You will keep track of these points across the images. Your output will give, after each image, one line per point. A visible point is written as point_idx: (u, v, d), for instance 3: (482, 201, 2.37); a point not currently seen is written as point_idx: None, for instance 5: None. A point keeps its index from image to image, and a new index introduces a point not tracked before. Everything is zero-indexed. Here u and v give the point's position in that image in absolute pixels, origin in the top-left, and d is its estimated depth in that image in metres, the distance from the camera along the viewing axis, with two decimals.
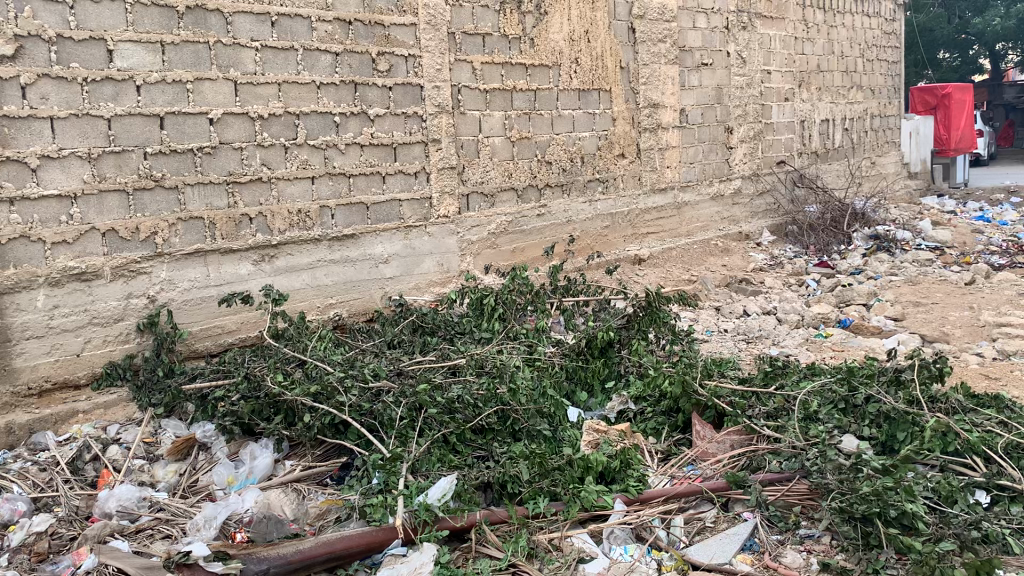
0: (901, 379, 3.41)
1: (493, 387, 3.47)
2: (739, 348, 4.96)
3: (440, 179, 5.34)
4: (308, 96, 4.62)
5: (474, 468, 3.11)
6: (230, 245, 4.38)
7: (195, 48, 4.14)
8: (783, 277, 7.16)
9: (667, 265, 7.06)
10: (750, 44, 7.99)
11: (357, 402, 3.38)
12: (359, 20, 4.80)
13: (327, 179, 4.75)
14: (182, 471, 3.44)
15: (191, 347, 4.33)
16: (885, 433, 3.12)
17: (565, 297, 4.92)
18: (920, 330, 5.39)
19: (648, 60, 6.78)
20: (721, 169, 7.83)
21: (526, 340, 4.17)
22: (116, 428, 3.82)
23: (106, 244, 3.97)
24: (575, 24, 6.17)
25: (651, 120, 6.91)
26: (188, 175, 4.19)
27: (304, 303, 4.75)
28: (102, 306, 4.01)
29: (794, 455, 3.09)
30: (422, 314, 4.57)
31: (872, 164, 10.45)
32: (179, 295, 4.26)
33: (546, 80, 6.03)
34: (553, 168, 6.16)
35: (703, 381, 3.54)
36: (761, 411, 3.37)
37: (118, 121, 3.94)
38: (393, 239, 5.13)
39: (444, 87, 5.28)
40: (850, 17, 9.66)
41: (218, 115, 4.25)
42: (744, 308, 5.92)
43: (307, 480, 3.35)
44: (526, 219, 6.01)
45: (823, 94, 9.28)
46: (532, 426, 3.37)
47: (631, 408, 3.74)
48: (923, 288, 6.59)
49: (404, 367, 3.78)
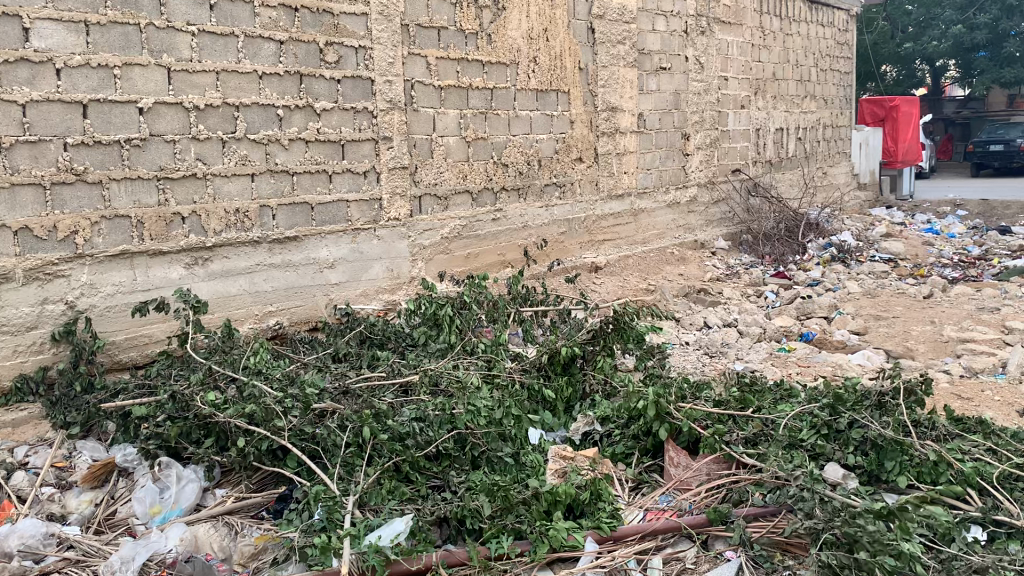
0: (884, 403, 3.21)
1: (449, 408, 3.19)
2: (702, 364, 4.74)
3: (391, 179, 5.01)
4: (249, 87, 4.25)
5: (430, 502, 2.82)
6: (160, 247, 4.01)
7: (124, 30, 3.76)
8: (741, 287, 6.99)
9: (624, 273, 6.84)
10: (708, 49, 7.83)
11: (299, 426, 3.06)
12: (305, 8, 4.46)
13: (269, 176, 4.40)
14: (98, 501, 3.06)
15: (114, 358, 3.94)
16: (873, 461, 2.95)
17: (524, 306, 4.65)
18: (885, 344, 5.26)
19: (607, 62, 6.56)
20: (678, 175, 7.65)
21: (484, 356, 3.90)
22: (23, 450, 3.40)
23: (19, 243, 3.57)
24: (534, 21, 5.91)
25: (609, 124, 6.68)
26: (113, 169, 3.80)
27: (241, 311, 4.37)
28: (11, 313, 3.61)
29: (778, 488, 2.83)
30: (371, 324, 4.29)
31: (824, 175, 10.42)
32: (102, 302, 3.86)
33: (503, 78, 5.75)
34: (509, 170, 5.88)
35: (676, 403, 3.29)
36: (739, 436, 3.14)
37: (34, 108, 3.54)
38: (340, 243, 4.80)
39: (396, 82, 4.96)
40: (805, 26, 9.62)
41: (148, 105, 3.87)
42: (705, 320, 5.72)
43: (240, 513, 2.98)
44: (480, 224, 5.72)
45: (778, 102, 9.19)
46: (493, 452, 3.09)
47: (597, 430, 3.49)
48: (883, 301, 6.49)
49: (351, 385, 3.47)
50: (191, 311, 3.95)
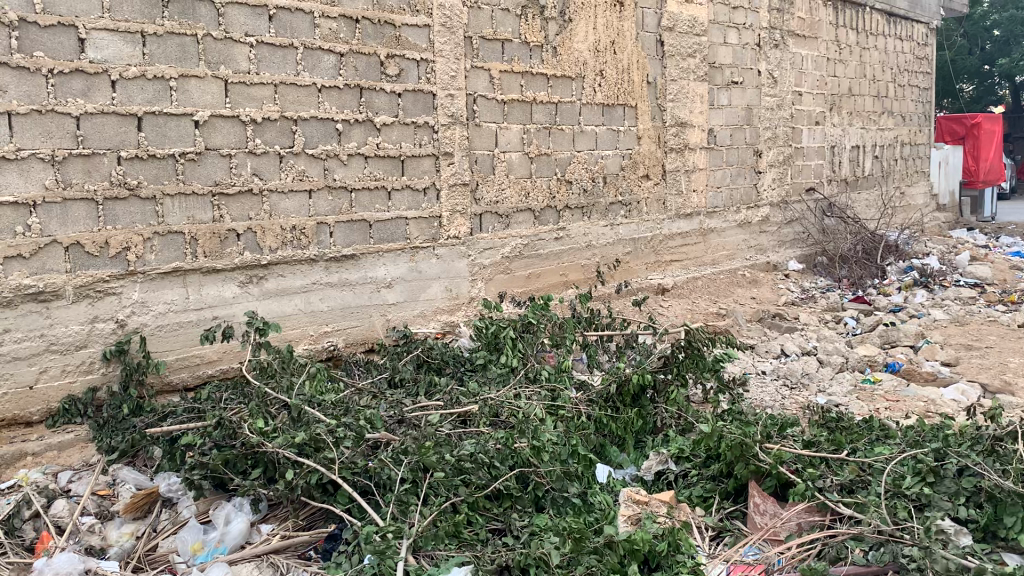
0: (999, 450, 2.86)
1: (512, 442, 2.95)
2: (782, 396, 4.41)
3: (451, 197, 4.82)
4: (308, 100, 4.10)
5: (489, 548, 2.59)
6: (214, 264, 3.86)
7: (181, 41, 3.64)
8: (818, 312, 6.60)
9: (693, 296, 6.52)
10: (782, 63, 7.50)
11: (351, 459, 2.85)
12: (366, 19, 4.30)
13: (327, 193, 4.24)
14: (139, 533, 2.89)
15: (165, 379, 3.80)
16: (988, 516, 2.61)
17: (588, 331, 4.38)
18: (980, 377, 4.85)
19: (676, 76, 6.28)
20: (749, 194, 7.31)
21: (548, 385, 3.67)
22: (67, 474, 3.25)
23: (70, 259, 3.45)
24: (601, 34, 5.68)
25: (677, 140, 6.40)
26: (167, 184, 3.67)
27: (296, 331, 4.21)
28: (61, 331, 3.48)
29: (880, 544, 2.55)
30: (429, 347, 4.08)
31: (902, 195, 9.93)
32: (153, 320, 3.72)
33: (568, 92, 5.52)
34: (573, 187, 5.64)
35: (763, 444, 2.97)
36: (834, 482, 2.81)
37: (89, 121, 3.43)
38: (397, 262, 4.60)
39: (458, 95, 4.77)
40: (883, 39, 9.21)
41: (205, 118, 3.74)
42: (782, 348, 5.37)
43: (286, 552, 2.78)
44: (543, 242, 5.48)
45: (854, 118, 8.78)
46: (558, 492, 2.89)
47: (672, 470, 3.22)
48: (972, 329, 6.04)
49: (407, 415, 3.28)
50: (256, 335, 3.80)
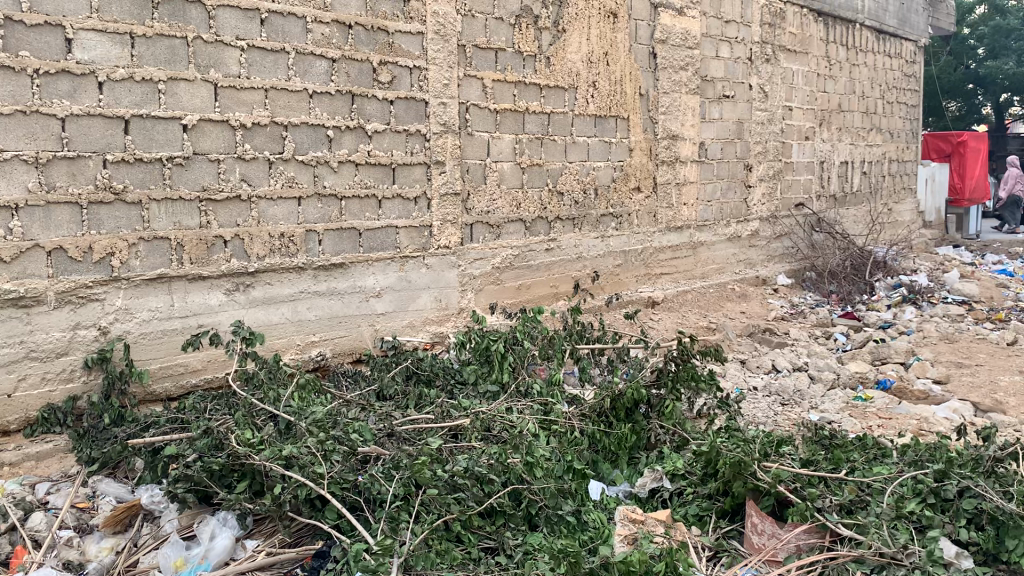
0: (999, 470, 2.83)
1: (506, 458, 2.90)
2: (774, 412, 4.37)
3: (442, 206, 4.75)
4: (299, 105, 4.03)
5: (483, 568, 2.55)
6: (200, 271, 3.77)
7: (170, 43, 3.56)
8: (808, 328, 6.58)
9: (683, 309, 6.48)
10: (773, 78, 7.50)
11: (340, 474, 2.78)
12: (359, 25, 4.24)
13: (316, 200, 4.17)
14: (119, 548, 2.79)
15: (148, 388, 3.71)
16: (991, 538, 2.60)
17: (580, 344, 4.32)
18: (971, 395, 4.83)
19: (668, 88, 6.26)
20: (739, 209, 7.30)
21: (540, 398, 3.61)
22: (46, 486, 3.16)
23: (53, 264, 3.36)
24: (594, 45, 5.65)
25: (669, 152, 6.37)
26: (154, 188, 3.59)
27: (282, 340, 4.12)
28: (42, 338, 3.38)
29: (881, 567, 2.53)
30: (418, 358, 4.01)
31: (889, 212, 9.96)
32: (137, 327, 3.63)
33: (561, 103, 5.48)
34: (564, 199, 5.60)
35: (762, 462, 2.92)
36: (834, 502, 2.75)
37: (75, 122, 3.34)
38: (387, 271, 4.53)
39: (451, 104, 4.71)
40: (872, 56, 9.25)
41: (193, 122, 3.66)
42: (773, 363, 5.33)
43: (272, 569, 2.70)
44: (534, 253, 5.43)
45: (844, 134, 8.80)
46: (552, 509, 2.83)
47: (667, 488, 3.17)
48: (962, 347, 6.03)
49: (397, 428, 3.22)
50: (244, 345, 3.73)
